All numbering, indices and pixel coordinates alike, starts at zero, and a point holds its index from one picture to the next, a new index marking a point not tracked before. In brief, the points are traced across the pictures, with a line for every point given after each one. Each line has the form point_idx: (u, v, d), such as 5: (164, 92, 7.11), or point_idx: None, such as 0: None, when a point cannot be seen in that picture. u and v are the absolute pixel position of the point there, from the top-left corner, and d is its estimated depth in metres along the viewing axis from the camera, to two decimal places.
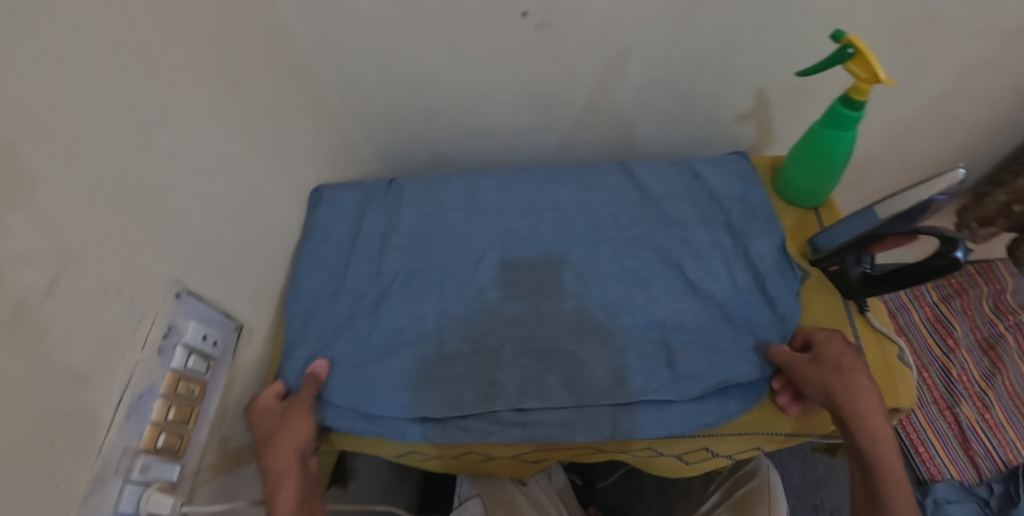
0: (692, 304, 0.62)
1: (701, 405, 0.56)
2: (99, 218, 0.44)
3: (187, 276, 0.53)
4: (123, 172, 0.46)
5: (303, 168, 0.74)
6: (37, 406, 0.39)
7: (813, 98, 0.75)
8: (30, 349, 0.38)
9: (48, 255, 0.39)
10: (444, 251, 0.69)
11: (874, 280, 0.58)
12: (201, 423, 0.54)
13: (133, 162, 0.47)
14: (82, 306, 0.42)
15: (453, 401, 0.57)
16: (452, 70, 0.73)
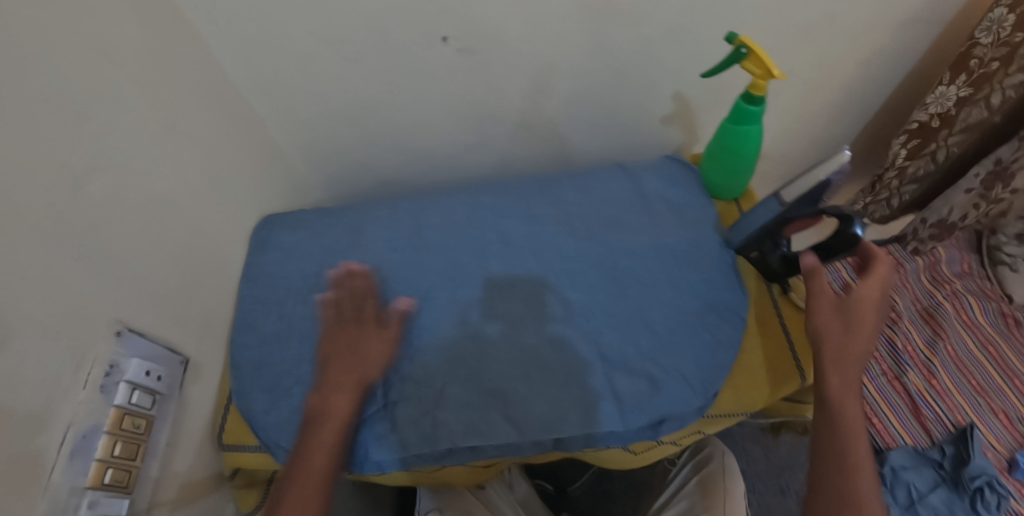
0: (637, 336, 0.61)
1: (639, 407, 0.57)
2: (37, 268, 0.46)
3: (129, 316, 0.55)
4: (57, 218, 0.48)
5: (247, 204, 0.76)
6: None
7: (729, 99, 0.80)
8: None
9: None
10: (392, 290, 0.67)
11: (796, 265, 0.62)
12: (151, 458, 0.55)
13: (67, 208, 0.49)
14: (20, 351, 0.44)
15: (399, 439, 0.57)
16: (384, 98, 0.77)
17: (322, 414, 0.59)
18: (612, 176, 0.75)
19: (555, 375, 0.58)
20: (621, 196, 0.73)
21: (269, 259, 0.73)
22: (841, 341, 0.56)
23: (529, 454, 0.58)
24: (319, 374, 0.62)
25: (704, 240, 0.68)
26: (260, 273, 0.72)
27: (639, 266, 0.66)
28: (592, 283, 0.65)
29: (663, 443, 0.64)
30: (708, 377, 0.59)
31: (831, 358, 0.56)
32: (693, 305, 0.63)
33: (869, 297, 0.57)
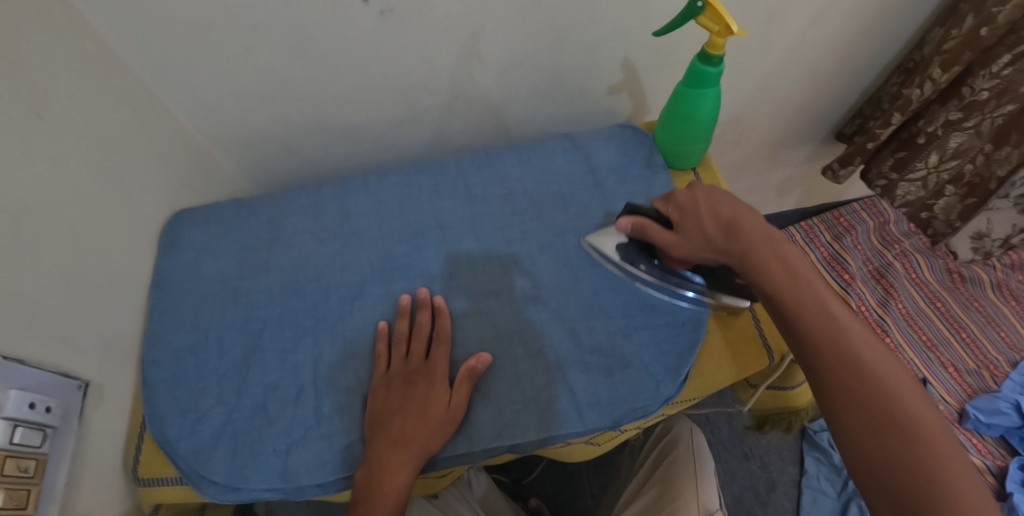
0: (591, 324, 0.58)
1: (598, 405, 0.54)
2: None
3: (2, 342, 0.46)
4: None
5: (147, 200, 0.67)
6: None
7: (681, 60, 0.75)
8: None
9: None
10: (319, 291, 0.60)
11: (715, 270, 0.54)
12: (46, 502, 0.47)
13: None
14: None
15: (335, 461, 0.52)
16: (301, 72, 0.68)
17: (251, 437, 0.54)
18: (558, 148, 0.69)
19: (503, 373, 0.56)
20: (568, 168, 0.68)
21: (179, 261, 0.64)
22: (791, 278, 0.45)
23: (481, 462, 0.55)
24: (244, 388, 0.56)
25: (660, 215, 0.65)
26: (166, 280, 0.63)
27: (590, 248, 0.63)
28: (544, 268, 0.61)
29: (627, 431, 0.61)
30: (668, 364, 0.57)
31: (808, 310, 0.44)
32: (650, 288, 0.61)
33: (738, 215, 0.49)
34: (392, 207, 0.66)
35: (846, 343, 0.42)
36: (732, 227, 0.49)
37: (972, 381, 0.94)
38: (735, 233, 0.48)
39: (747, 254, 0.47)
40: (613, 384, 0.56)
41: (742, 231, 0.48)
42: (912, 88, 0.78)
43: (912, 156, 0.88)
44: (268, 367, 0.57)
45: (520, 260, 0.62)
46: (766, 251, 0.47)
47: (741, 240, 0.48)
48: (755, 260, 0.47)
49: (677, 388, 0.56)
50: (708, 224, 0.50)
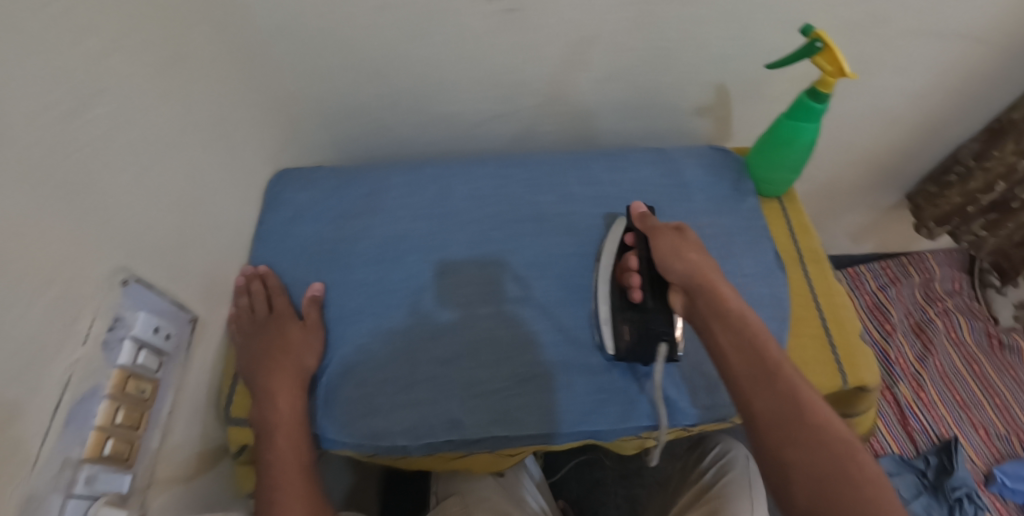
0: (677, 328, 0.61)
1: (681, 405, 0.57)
2: (34, 198, 0.39)
3: (135, 263, 0.48)
4: (61, 147, 0.41)
5: (256, 155, 0.68)
6: None
7: (769, 94, 0.75)
8: None
9: None
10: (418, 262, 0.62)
11: (652, 310, 0.55)
12: (154, 427, 0.48)
13: (72, 135, 0.42)
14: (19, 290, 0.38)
15: (423, 427, 0.54)
16: (415, 53, 0.69)
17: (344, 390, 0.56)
18: (650, 159, 0.71)
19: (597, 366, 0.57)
20: (662, 178, 0.70)
21: (282, 216, 0.66)
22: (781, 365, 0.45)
23: (564, 445, 0.56)
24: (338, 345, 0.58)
25: (746, 234, 0.67)
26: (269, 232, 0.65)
27: None
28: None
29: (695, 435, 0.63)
30: None
31: (751, 381, 0.45)
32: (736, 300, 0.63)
33: (705, 275, 0.52)
34: (491, 192, 0.67)
35: (815, 445, 0.41)
36: (708, 285, 0.52)
37: (1001, 445, 0.97)
38: (714, 301, 0.50)
39: (715, 312, 0.50)
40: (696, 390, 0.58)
41: (697, 276, 0.52)
42: (1007, 153, 0.81)
43: (1005, 218, 0.90)
44: (361, 327, 0.59)
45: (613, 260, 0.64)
46: (737, 333, 0.48)
47: (709, 305, 0.50)
48: (719, 319, 0.49)
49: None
50: (699, 265, 0.53)
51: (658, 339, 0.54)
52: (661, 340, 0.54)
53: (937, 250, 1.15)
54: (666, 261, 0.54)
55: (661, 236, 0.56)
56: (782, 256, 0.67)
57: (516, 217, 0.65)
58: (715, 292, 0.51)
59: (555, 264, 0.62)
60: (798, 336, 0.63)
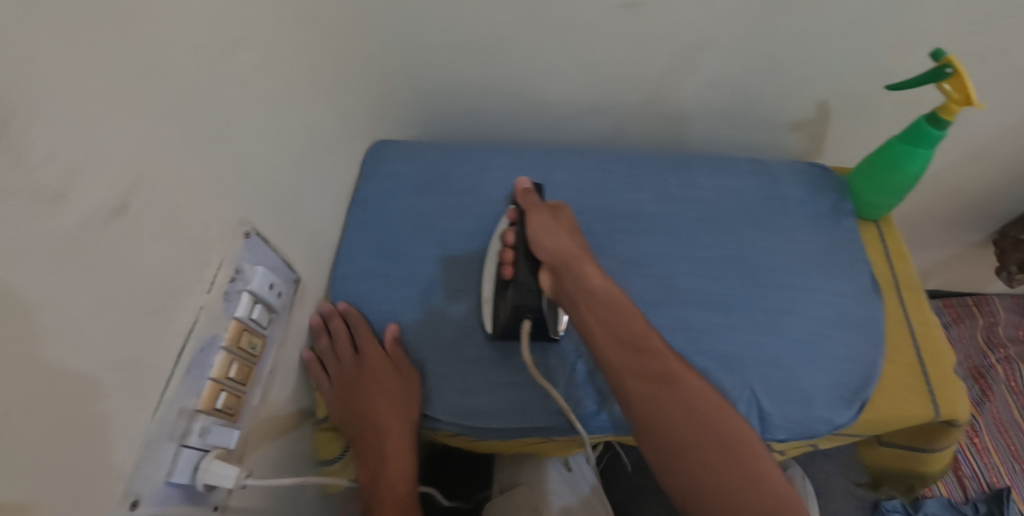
0: (773, 341, 0.60)
1: (774, 419, 0.56)
2: (169, 138, 0.39)
3: (256, 217, 0.48)
4: (197, 89, 0.41)
5: (360, 123, 0.68)
6: (89, 351, 0.33)
7: (870, 117, 0.75)
8: (92, 277, 0.33)
9: (104, 168, 0.34)
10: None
11: (514, 284, 0.53)
12: (257, 385, 0.47)
13: (209, 79, 0.42)
14: (150, 232, 0.37)
15: (516, 410, 0.53)
16: (522, 37, 0.69)
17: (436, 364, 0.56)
18: (746, 169, 0.71)
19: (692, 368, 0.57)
20: (759, 189, 0.69)
21: (381, 187, 0.66)
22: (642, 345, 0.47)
23: None
24: (433, 321, 0.58)
25: (842, 254, 0.66)
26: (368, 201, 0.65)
27: (779, 271, 0.64)
28: (729, 279, 0.63)
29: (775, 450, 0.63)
30: (842, 394, 0.59)
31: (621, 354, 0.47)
32: (831, 319, 0.62)
33: (575, 257, 0.52)
34: (590, 185, 0.68)
35: (680, 413, 0.43)
36: (570, 263, 0.51)
37: None
38: (580, 280, 0.50)
39: (583, 292, 0.50)
40: (789, 404, 0.57)
41: (569, 257, 0.51)
42: None
43: None
44: (457, 306, 0.58)
45: (710, 266, 0.63)
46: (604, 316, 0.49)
47: (573, 285, 0.50)
48: (586, 299, 0.50)
49: (850, 418, 0.57)
50: (565, 243, 0.52)
51: (522, 316, 0.52)
52: (526, 316, 0.52)
53: (1004, 294, 1.15)
54: (536, 239, 0.53)
55: (535, 214, 0.56)
56: (877, 279, 0.66)
57: (614, 212, 0.65)
58: (583, 274, 0.51)
59: (653, 264, 0.62)
60: (891, 363, 0.61)
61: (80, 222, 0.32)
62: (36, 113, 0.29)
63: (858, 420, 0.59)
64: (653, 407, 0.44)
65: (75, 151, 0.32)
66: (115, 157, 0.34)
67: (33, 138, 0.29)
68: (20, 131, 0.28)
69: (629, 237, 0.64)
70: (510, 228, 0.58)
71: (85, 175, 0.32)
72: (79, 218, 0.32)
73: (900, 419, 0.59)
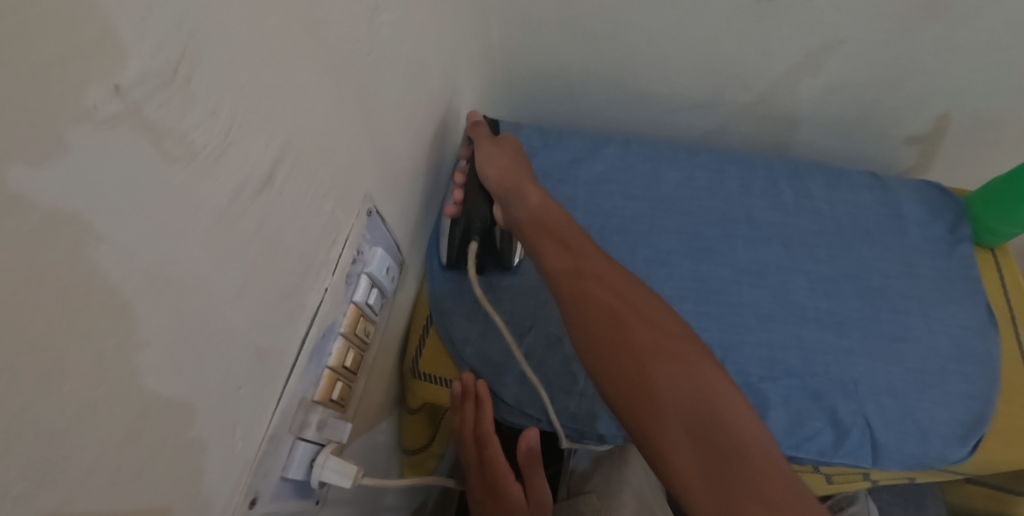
0: (887, 368, 0.57)
1: (885, 451, 0.54)
2: (317, 102, 0.35)
3: (378, 194, 0.44)
4: (346, 50, 0.37)
5: (464, 100, 0.65)
6: (229, 333, 0.30)
7: (993, 138, 0.71)
8: (241, 249, 0.30)
9: (262, 131, 0.30)
10: (626, 244, 0.60)
11: (466, 207, 0.55)
12: (363, 374, 0.44)
13: (359, 39, 0.39)
14: (293, 204, 0.34)
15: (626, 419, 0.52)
16: (639, 23, 0.65)
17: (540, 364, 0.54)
18: (864, 183, 0.68)
19: (804, 389, 0.55)
20: (871, 205, 0.66)
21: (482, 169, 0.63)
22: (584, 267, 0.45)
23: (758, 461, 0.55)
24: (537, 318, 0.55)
25: (957, 281, 0.63)
26: None
27: (892, 293, 0.61)
28: (843, 299, 0.59)
29: (868, 480, 0.61)
30: (956, 430, 0.56)
31: (582, 276, 0.45)
32: (945, 350, 0.59)
33: (523, 185, 0.53)
34: (701, 184, 0.64)
35: (616, 337, 0.40)
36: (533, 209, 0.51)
37: None
38: (526, 206, 0.51)
39: (529, 219, 0.50)
40: (903, 438, 0.54)
41: (513, 185, 0.53)
42: None
43: None
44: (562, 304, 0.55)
45: (821, 282, 0.60)
46: (543, 240, 0.48)
47: (523, 215, 0.51)
48: (534, 222, 0.50)
49: (965, 456, 0.54)
50: (507, 170, 0.54)
51: (469, 237, 0.54)
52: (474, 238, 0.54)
53: None
54: (482, 169, 0.55)
55: (481, 147, 0.57)
56: (995, 312, 0.62)
57: (724, 216, 0.62)
58: (522, 196, 0.52)
59: (765, 275, 0.59)
60: (1006, 402, 0.58)
61: (233, 193, 0.29)
62: (202, 64, 0.25)
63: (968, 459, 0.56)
64: (588, 330, 0.42)
65: (234, 109, 0.28)
66: (266, 120, 0.31)
67: (199, 92, 0.25)
68: (189, 83, 0.24)
69: (741, 244, 0.61)
70: (464, 166, 0.60)
71: (239, 139, 0.28)
72: (232, 188, 0.28)
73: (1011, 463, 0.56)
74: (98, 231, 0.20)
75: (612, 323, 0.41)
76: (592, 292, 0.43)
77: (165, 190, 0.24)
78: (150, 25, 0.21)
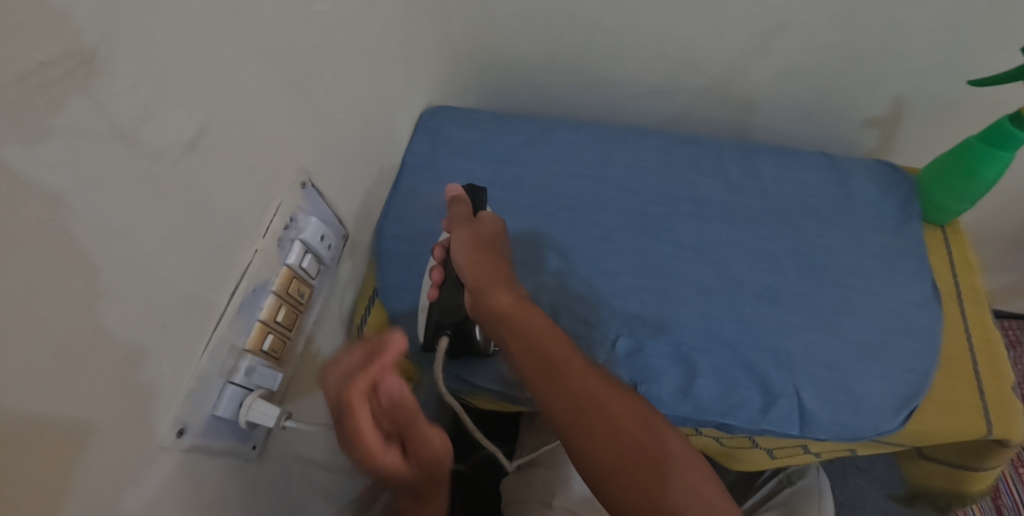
0: (826, 340, 0.57)
1: (816, 420, 0.54)
2: (242, 82, 0.39)
3: (315, 168, 0.48)
4: (276, 35, 0.42)
5: (421, 86, 0.68)
6: (156, 279, 0.34)
7: (951, 119, 0.71)
8: (166, 206, 0.34)
9: (185, 103, 0.34)
10: (569, 221, 0.61)
11: (440, 301, 0.53)
12: (302, 333, 0.48)
13: (288, 25, 0.42)
14: (218, 170, 0.38)
15: None
16: (591, 10, 0.68)
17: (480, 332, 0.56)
18: (817, 162, 0.68)
19: (736, 356, 0.55)
20: (821, 182, 0.67)
21: (436, 150, 0.66)
22: (560, 353, 0.45)
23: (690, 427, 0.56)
24: None
25: (906, 256, 0.63)
26: (421, 164, 0.65)
27: (836, 268, 0.61)
28: (784, 273, 0.60)
29: (808, 453, 0.62)
30: (893, 401, 0.55)
31: (559, 366, 0.44)
32: (889, 324, 0.59)
33: (494, 283, 0.49)
34: (649, 163, 0.66)
35: (607, 430, 0.41)
36: (483, 286, 0.49)
37: None
38: (499, 310, 0.48)
39: (499, 317, 0.47)
40: (836, 407, 0.55)
41: (482, 284, 0.49)
42: None
43: None
44: None
45: (764, 256, 0.61)
46: (522, 346, 0.46)
47: (494, 317, 0.48)
48: (506, 327, 0.47)
49: (897, 426, 0.54)
50: (484, 264, 0.50)
51: (441, 330, 0.52)
52: (445, 331, 0.52)
53: None
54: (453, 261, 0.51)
55: (458, 230, 0.53)
56: (939, 286, 0.63)
57: (668, 194, 0.64)
58: (491, 298, 0.49)
59: (705, 250, 0.61)
60: (945, 376, 0.58)
61: (154, 156, 0.33)
62: (119, 45, 0.29)
63: (902, 430, 0.56)
64: (591, 444, 0.41)
65: (154, 84, 0.32)
66: (189, 95, 0.35)
67: (119, 68, 0.29)
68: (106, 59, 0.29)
69: (683, 220, 0.62)
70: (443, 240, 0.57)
71: (161, 109, 0.33)
72: (153, 152, 0.32)
73: (949, 434, 0.56)
74: (27, 179, 0.25)
75: (602, 417, 0.42)
76: (574, 386, 0.43)
77: (85, 149, 0.28)
78: (65, 10, 0.26)
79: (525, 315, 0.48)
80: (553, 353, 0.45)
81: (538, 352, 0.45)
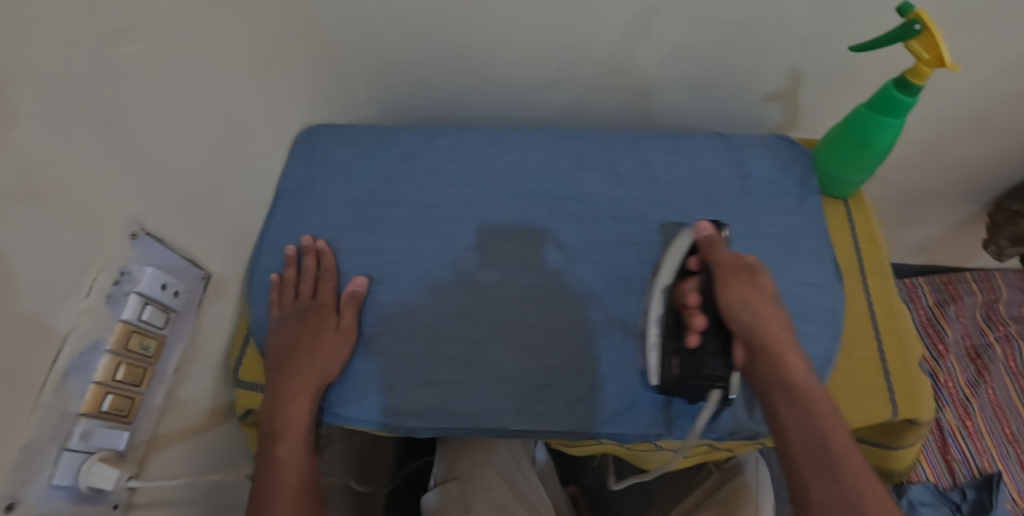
0: None
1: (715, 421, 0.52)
2: (37, 140, 0.36)
3: (147, 215, 0.46)
4: (72, 83, 0.38)
5: (288, 108, 0.66)
6: None
7: (849, 85, 0.68)
8: None
9: None
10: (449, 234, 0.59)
11: (707, 349, 0.48)
12: (156, 384, 0.47)
13: (87, 72, 0.39)
14: (15, 240, 0.35)
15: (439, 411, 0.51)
16: (463, 10, 0.65)
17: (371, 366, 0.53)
18: (710, 145, 0.66)
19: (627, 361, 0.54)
20: (711, 167, 0.65)
21: (313, 174, 0.64)
22: (829, 433, 0.44)
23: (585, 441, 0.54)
24: None
25: (802, 236, 0.61)
26: (299, 190, 0.63)
27: None
28: None
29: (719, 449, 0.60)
30: None
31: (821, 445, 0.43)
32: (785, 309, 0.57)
33: (784, 346, 0.47)
34: (532, 165, 0.64)
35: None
36: (774, 352, 0.47)
37: None
38: (791, 376, 0.46)
39: (785, 389, 0.46)
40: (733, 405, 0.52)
41: (770, 346, 0.47)
42: None
43: None
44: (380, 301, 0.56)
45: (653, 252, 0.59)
46: (805, 430, 0.44)
47: (779, 382, 0.46)
48: (791, 398, 0.45)
49: None
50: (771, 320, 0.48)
51: (713, 385, 0.48)
52: (712, 387, 0.48)
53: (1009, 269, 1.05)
54: (740, 311, 0.48)
55: (733, 275, 0.49)
56: (840, 264, 0.61)
57: (551, 196, 0.62)
58: (782, 363, 0.47)
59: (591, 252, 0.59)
60: (849, 358, 0.57)
61: None
62: None
63: None
64: None
65: None
66: None
67: None
68: None
69: (569, 221, 0.60)
70: (691, 278, 0.51)
71: None
72: None
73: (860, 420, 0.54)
74: None
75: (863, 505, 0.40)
76: (849, 470, 0.42)
77: None
78: None
79: (810, 383, 0.46)
80: (829, 425, 0.44)
81: (814, 431, 0.44)
